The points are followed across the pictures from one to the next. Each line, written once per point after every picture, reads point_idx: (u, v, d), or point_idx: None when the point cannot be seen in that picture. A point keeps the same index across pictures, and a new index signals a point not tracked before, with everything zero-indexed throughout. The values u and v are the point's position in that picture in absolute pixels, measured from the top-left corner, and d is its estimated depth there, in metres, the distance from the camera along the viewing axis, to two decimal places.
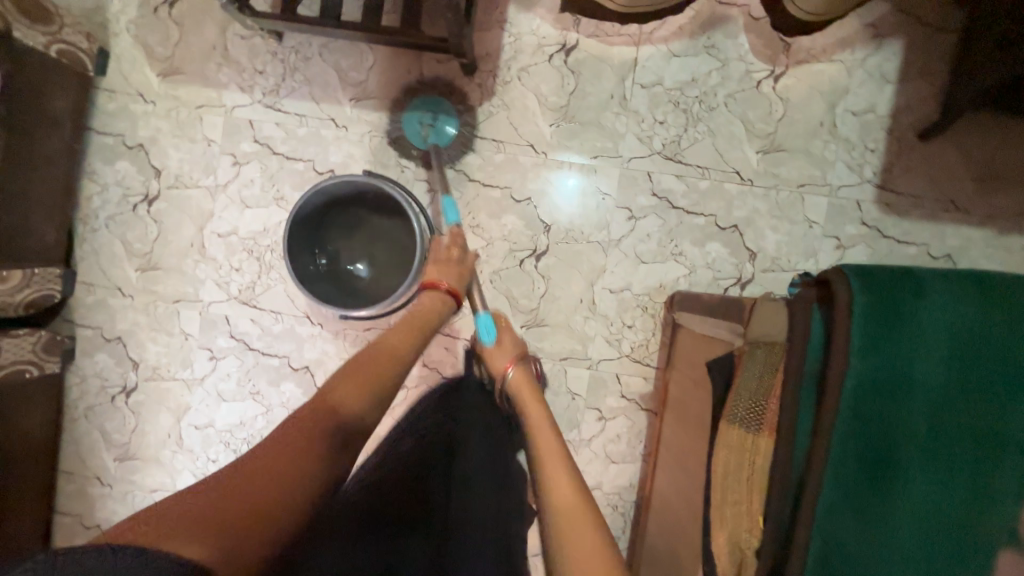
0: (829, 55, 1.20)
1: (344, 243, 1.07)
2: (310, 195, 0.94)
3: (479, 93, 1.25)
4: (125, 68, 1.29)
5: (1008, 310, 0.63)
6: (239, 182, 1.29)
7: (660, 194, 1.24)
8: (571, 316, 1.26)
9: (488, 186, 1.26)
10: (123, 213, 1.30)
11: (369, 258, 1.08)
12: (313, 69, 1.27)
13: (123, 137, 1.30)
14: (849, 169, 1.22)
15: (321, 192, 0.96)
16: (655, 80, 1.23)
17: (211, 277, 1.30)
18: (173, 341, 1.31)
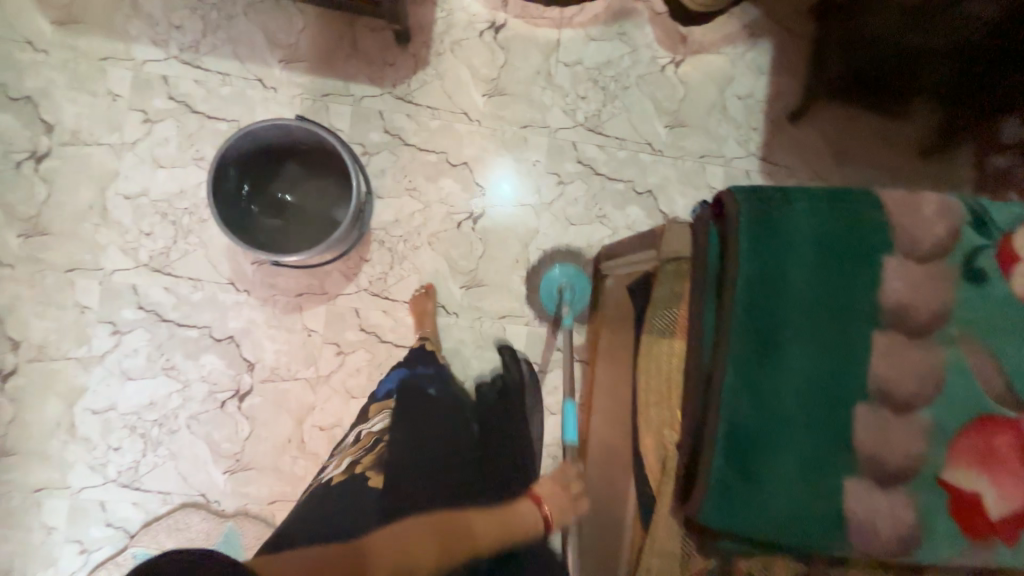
0: (717, 47, 1.41)
1: (276, 191, 1.04)
2: (233, 136, 0.91)
3: (413, 62, 1.29)
4: (10, 12, 1.16)
5: (856, 212, 0.77)
6: (150, 140, 1.20)
7: (584, 161, 1.35)
8: (508, 276, 1.32)
9: (425, 151, 1.29)
10: (3, 171, 1.15)
11: (302, 207, 1.06)
12: (238, 28, 1.23)
13: (5, 87, 1.16)
14: (738, 144, 1.43)
15: (247, 134, 0.92)
16: (576, 60, 1.35)
17: (115, 242, 1.18)
18: (65, 315, 1.16)
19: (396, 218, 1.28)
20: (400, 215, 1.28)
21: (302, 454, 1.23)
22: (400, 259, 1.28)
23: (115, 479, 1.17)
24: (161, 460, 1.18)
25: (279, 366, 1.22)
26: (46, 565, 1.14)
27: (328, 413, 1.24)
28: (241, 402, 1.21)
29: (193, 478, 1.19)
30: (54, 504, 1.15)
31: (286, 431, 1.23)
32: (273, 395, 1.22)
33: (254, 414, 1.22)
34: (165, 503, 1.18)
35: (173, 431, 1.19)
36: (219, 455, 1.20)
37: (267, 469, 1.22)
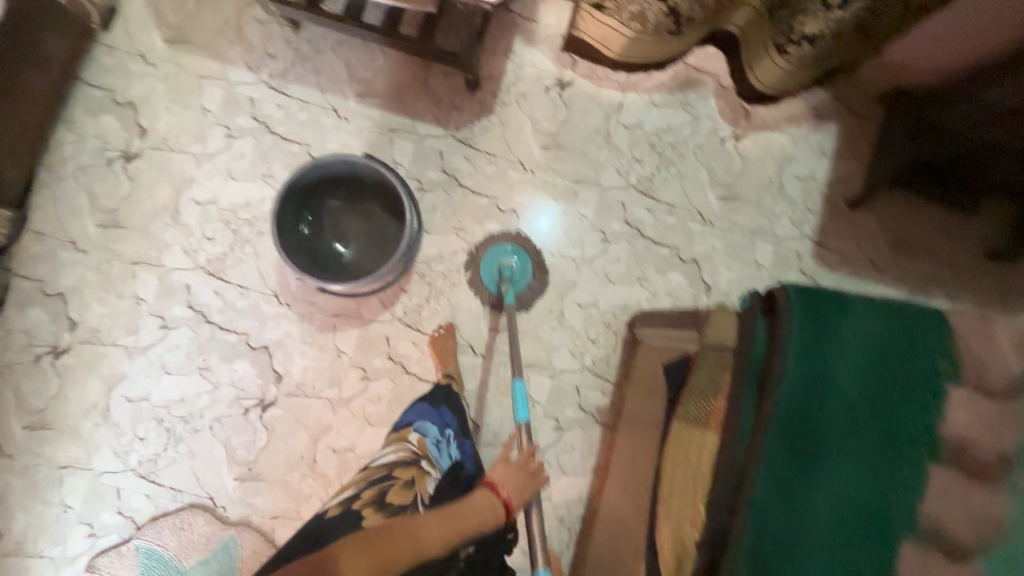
0: (780, 126, 1.40)
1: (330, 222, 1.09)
2: (307, 167, 0.98)
3: (479, 108, 1.35)
4: (131, 28, 1.29)
5: (922, 329, 0.72)
6: (228, 153, 1.29)
7: (631, 222, 1.35)
8: (539, 326, 1.31)
9: (476, 194, 1.33)
10: (96, 165, 1.26)
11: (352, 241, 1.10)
12: (324, 61, 1.33)
13: (113, 92, 1.28)
14: (792, 224, 1.39)
15: (317, 167, 0.99)
16: (636, 123, 1.38)
17: (179, 242, 1.26)
18: (122, 304, 1.23)
19: (439, 254, 1.31)
20: (443, 252, 1.31)
21: (311, 473, 1.23)
22: (437, 294, 1.30)
23: (134, 469, 1.20)
24: (179, 457, 1.21)
25: (304, 382, 1.25)
26: (55, 542, 1.18)
27: (344, 436, 1.25)
28: (263, 411, 1.24)
29: (205, 480, 1.21)
30: (75, 484, 1.19)
31: (300, 448, 1.24)
32: (294, 410, 1.24)
33: (274, 426, 1.24)
34: (175, 500, 1.20)
35: (196, 430, 1.22)
36: (233, 461, 1.22)
37: (275, 483, 1.23)
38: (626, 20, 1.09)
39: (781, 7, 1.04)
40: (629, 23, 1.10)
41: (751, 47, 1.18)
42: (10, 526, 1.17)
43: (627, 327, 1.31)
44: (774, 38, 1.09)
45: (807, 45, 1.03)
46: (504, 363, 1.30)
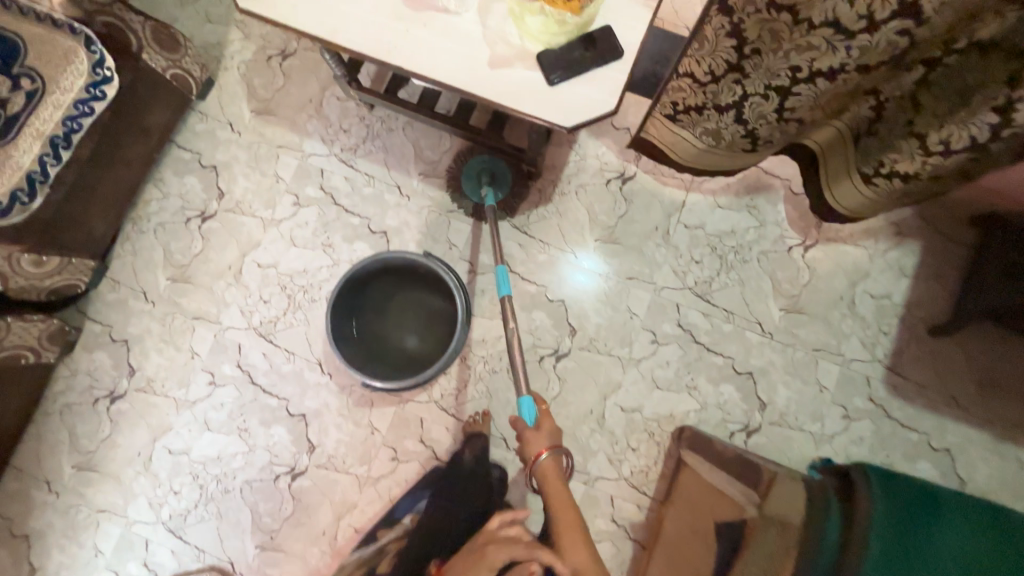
0: (855, 239, 1.32)
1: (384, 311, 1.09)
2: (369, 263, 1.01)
3: (537, 196, 1.35)
4: (224, 98, 1.39)
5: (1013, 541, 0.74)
6: (294, 221, 1.35)
7: (684, 326, 1.30)
8: (577, 425, 1.26)
9: (527, 281, 1.32)
10: (175, 222, 1.34)
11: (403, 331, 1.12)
12: (393, 140, 1.38)
13: (200, 155, 1.37)
14: (862, 345, 1.29)
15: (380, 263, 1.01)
16: (698, 223, 1.34)
17: (238, 302, 1.31)
18: (178, 357, 1.29)
19: (482, 338, 1.29)
20: (487, 337, 1.29)
21: (330, 552, 1.21)
22: (477, 379, 1.28)
23: (165, 522, 1.22)
24: (207, 516, 1.23)
25: (336, 455, 1.25)
26: None
27: (367, 517, 1.22)
28: (292, 481, 1.24)
29: (228, 543, 1.22)
30: (109, 529, 1.22)
31: (323, 523, 1.22)
32: (322, 483, 1.24)
33: (300, 496, 1.23)
34: (198, 559, 1.21)
35: (227, 490, 1.23)
36: (257, 527, 1.22)
37: (294, 556, 1.21)
38: (699, 134, 1.04)
39: (869, 137, 0.98)
40: (702, 138, 1.05)
41: (833, 168, 1.11)
42: (45, 563, 1.21)
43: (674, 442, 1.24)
44: (860, 166, 1.02)
45: (898, 179, 0.96)
46: None
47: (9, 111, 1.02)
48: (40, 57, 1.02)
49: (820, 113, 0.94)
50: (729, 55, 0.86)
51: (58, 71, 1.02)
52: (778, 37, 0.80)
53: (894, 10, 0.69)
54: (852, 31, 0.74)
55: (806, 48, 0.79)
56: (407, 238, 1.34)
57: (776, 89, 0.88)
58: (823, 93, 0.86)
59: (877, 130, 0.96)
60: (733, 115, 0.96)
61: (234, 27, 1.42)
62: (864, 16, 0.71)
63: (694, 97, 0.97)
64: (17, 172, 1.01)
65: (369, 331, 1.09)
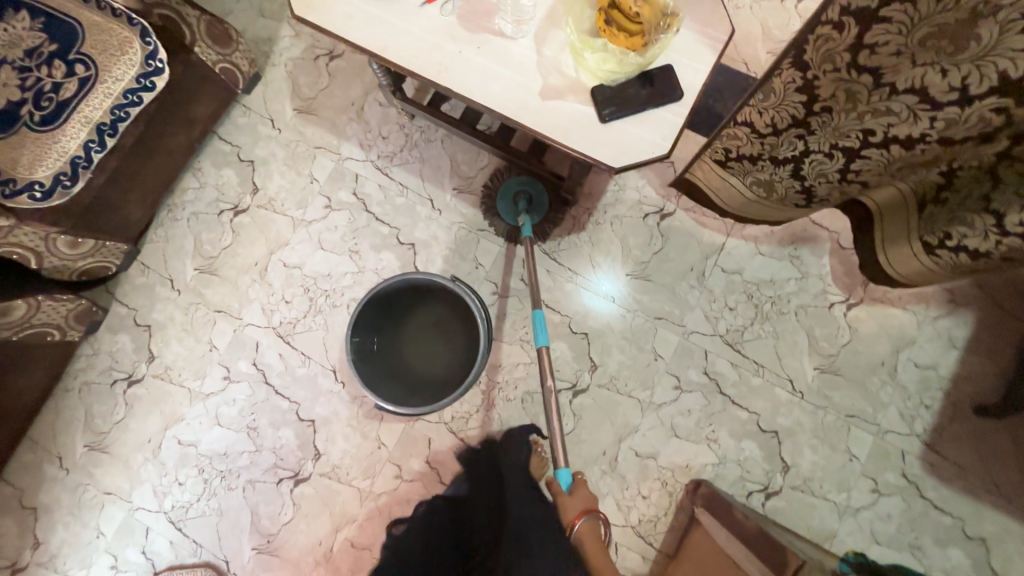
0: (904, 303, 1.24)
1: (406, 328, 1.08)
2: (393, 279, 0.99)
3: (571, 223, 1.31)
4: (268, 94, 1.40)
5: None
6: (324, 223, 1.34)
7: (711, 375, 1.24)
8: (588, 465, 1.22)
9: (551, 309, 1.28)
10: (208, 213, 1.35)
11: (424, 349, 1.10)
12: (431, 151, 1.36)
13: (239, 149, 1.38)
14: (900, 417, 1.21)
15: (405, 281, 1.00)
16: (736, 268, 1.28)
17: (260, 299, 1.31)
18: (196, 348, 1.29)
19: (500, 363, 1.26)
20: (505, 363, 1.26)
21: (324, 563, 1.20)
22: (489, 405, 1.25)
23: (166, 511, 1.23)
24: (208, 510, 1.23)
25: (340, 465, 1.23)
26: (81, 565, 1.22)
27: (365, 533, 1.20)
28: (295, 486, 1.23)
29: (225, 541, 1.21)
30: (113, 512, 1.23)
31: (320, 533, 1.21)
32: (324, 492, 1.22)
33: (301, 503, 1.22)
34: (195, 553, 1.21)
35: (229, 488, 1.23)
36: (255, 528, 1.22)
37: (289, 562, 1.20)
38: (749, 182, 1.02)
39: (935, 205, 0.92)
40: (751, 186, 1.02)
41: (890, 230, 1.05)
42: (48, 537, 1.23)
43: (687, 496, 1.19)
44: (923, 234, 0.96)
45: (965, 254, 0.89)
46: None
47: (60, 96, 1.01)
48: (96, 45, 1.02)
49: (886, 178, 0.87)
50: (796, 109, 0.82)
51: (112, 61, 1.02)
52: (854, 98, 0.75)
53: (992, 88, 0.62)
54: (940, 102, 0.67)
55: (883, 112, 0.73)
56: (434, 252, 1.32)
57: (842, 148, 0.83)
58: (896, 160, 0.80)
59: (946, 199, 0.89)
60: (791, 169, 0.92)
61: (285, 24, 1.42)
62: (956, 88, 0.65)
63: (750, 145, 0.92)
64: (61, 157, 1.03)
65: (388, 349, 1.07)
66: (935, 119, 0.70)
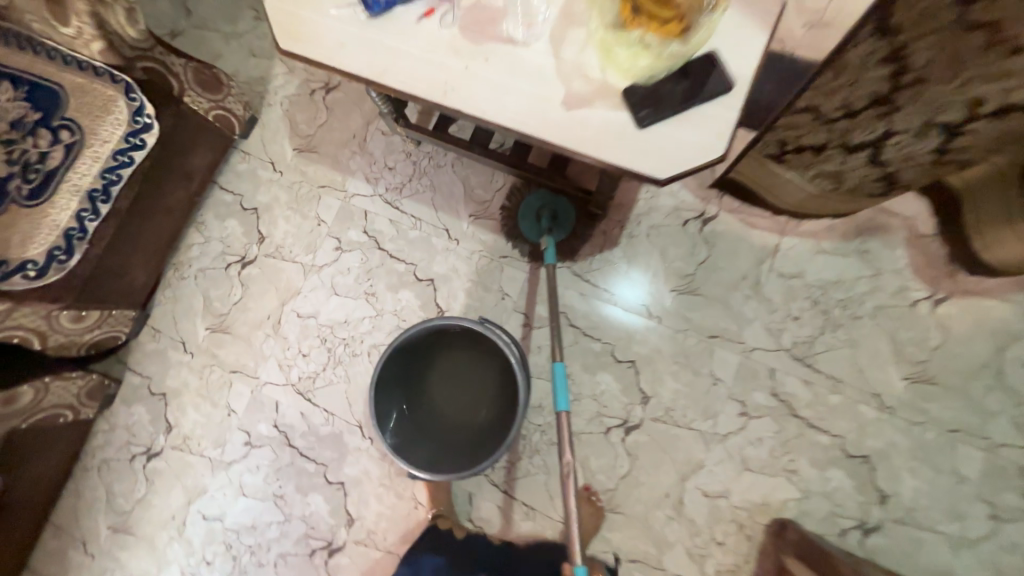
0: (1002, 293, 1.07)
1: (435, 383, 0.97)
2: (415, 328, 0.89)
3: (602, 239, 1.19)
4: (266, 136, 1.33)
5: None
6: (336, 267, 1.25)
7: (782, 396, 1.09)
8: (651, 511, 1.08)
9: (590, 337, 1.15)
10: (215, 268, 1.28)
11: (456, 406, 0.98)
12: (442, 177, 1.26)
13: (241, 197, 1.30)
14: (1015, 427, 1.03)
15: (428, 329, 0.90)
16: (795, 272, 1.13)
17: (276, 355, 1.22)
18: (214, 413, 1.21)
19: (539, 403, 1.14)
20: (545, 402, 1.14)
21: None
22: (533, 451, 1.12)
23: None
24: None
25: (376, 531, 1.13)
26: None
27: None
28: (329, 557, 1.12)
29: None
30: None
31: None
32: (361, 562, 1.12)
33: None
34: None
35: (260, 564, 1.14)
36: None
37: None
38: (814, 178, 0.89)
39: None
40: (816, 180, 0.90)
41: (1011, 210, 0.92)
42: None
43: (776, 542, 1.02)
44: None
45: None
46: (603, 552, 1.07)
47: (45, 166, 0.96)
48: (79, 108, 0.96)
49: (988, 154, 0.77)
50: (879, 86, 0.71)
51: (98, 122, 0.97)
52: (959, 66, 0.64)
53: None
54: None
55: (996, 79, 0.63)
56: (456, 286, 1.21)
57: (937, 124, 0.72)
58: (1009, 129, 0.69)
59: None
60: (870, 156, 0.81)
61: (278, 61, 1.35)
62: None
63: (816, 133, 0.81)
64: (54, 231, 0.96)
65: (412, 405, 0.96)
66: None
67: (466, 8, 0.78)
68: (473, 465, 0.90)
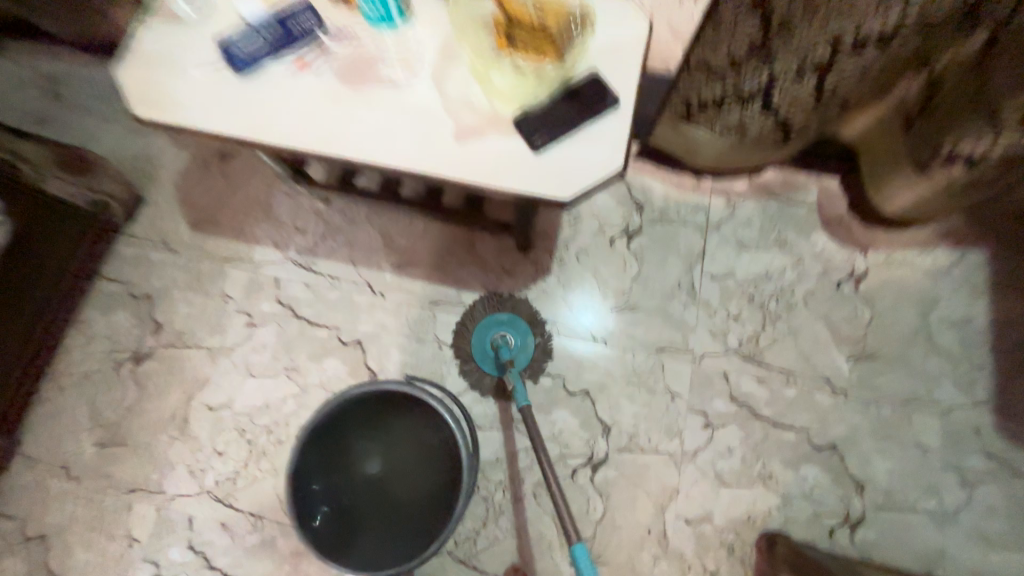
0: (908, 261, 1.14)
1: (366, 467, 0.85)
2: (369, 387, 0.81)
3: (533, 269, 1.15)
4: (156, 215, 1.21)
5: None
6: (250, 344, 1.12)
7: (740, 399, 1.06)
8: (636, 553, 0.98)
9: (539, 374, 1.08)
10: (102, 370, 1.10)
11: None
12: (357, 232, 1.19)
13: (131, 285, 1.16)
14: (957, 387, 1.06)
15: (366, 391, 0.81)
16: (725, 272, 1.14)
17: (186, 460, 1.05)
18: (111, 547, 1.00)
19: (495, 456, 1.04)
20: (502, 454, 1.04)
21: None
22: (495, 515, 1.01)
23: None
24: None
25: None
26: None
27: None
28: None
29: None
30: None
31: None
32: None
33: None
34: None
35: None
36: None
37: None
38: (721, 130, 0.98)
39: (923, 117, 0.89)
40: (723, 133, 0.99)
41: (887, 152, 0.98)
42: None
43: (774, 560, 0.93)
44: (915, 152, 0.91)
45: (963, 164, 0.85)
46: None
47: None
48: None
49: (861, 83, 0.88)
50: (751, 36, 0.80)
51: None
52: (812, 4, 0.74)
53: None
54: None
55: (846, 12, 0.75)
56: (386, 344, 1.11)
57: (811, 66, 0.83)
58: (867, 61, 0.83)
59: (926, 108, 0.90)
60: (762, 102, 0.90)
61: (164, 138, 1.27)
62: None
63: (710, 85, 0.90)
64: None
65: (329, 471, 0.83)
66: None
67: (341, 57, 0.75)
68: (401, 532, 0.82)
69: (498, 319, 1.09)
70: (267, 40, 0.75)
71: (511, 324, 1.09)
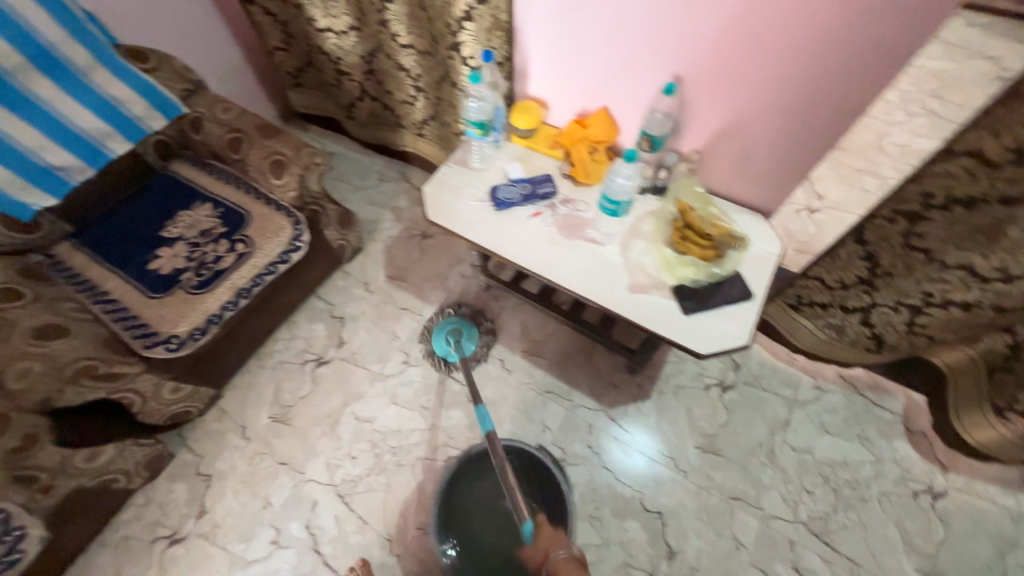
0: (988, 495, 1.21)
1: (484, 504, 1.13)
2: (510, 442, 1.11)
3: (636, 390, 1.37)
4: (367, 263, 1.64)
5: None
6: (399, 378, 1.42)
7: (802, 571, 1.14)
8: None
9: (622, 482, 1.25)
10: (293, 362, 1.46)
11: None
12: (504, 317, 1.52)
13: (333, 307, 1.56)
14: None
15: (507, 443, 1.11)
16: (805, 447, 1.28)
17: (326, 453, 1.31)
18: (251, 504, 1.25)
19: None
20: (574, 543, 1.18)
21: None
22: None
23: None
24: None
25: None
26: None
27: None
28: None
29: None
30: None
31: None
32: None
33: None
34: None
35: None
36: None
37: None
38: (822, 325, 1.22)
39: (1005, 372, 1.09)
40: (824, 329, 1.23)
41: (970, 393, 1.18)
42: None
43: None
44: (995, 397, 1.14)
45: None
46: None
47: (218, 266, 1.20)
48: (258, 228, 1.26)
49: (951, 333, 1.07)
50: (861, 272, 1.07)
51: (268, 240, 1.25)
52: (913, 269, 0.99)
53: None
54: (986, 276, 0.90)
55: (941, 280, 0.97)
56: (502, 413, 1.36)
57: (904, 304, 1.06)
58: (954, 317, 1.02)
59: (1015, 368, 1.06)
60: (860, 317, 1.14)
61: (389, 213, 1.76)
62: (999, 269, 0.88)
63: (822, 294, 1.17)
64: (202, 316, 1.15)
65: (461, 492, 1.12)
66: (986, 289, 0.93)
67: (562, 215, 1.13)
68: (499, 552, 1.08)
69: (449, 323, 1.42)
70: (520, 194, 1.15)
71: (463, 324, 1.42)
